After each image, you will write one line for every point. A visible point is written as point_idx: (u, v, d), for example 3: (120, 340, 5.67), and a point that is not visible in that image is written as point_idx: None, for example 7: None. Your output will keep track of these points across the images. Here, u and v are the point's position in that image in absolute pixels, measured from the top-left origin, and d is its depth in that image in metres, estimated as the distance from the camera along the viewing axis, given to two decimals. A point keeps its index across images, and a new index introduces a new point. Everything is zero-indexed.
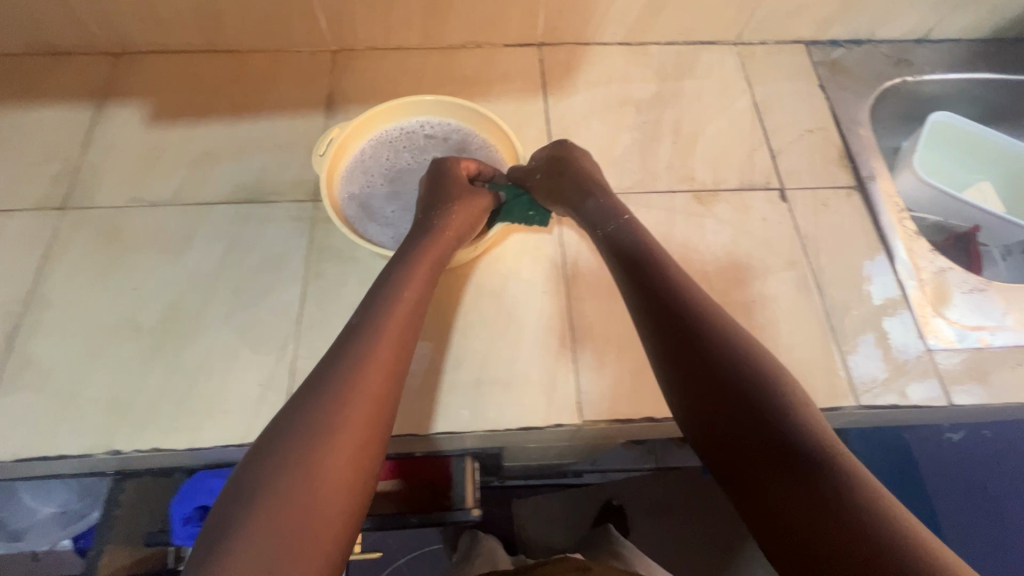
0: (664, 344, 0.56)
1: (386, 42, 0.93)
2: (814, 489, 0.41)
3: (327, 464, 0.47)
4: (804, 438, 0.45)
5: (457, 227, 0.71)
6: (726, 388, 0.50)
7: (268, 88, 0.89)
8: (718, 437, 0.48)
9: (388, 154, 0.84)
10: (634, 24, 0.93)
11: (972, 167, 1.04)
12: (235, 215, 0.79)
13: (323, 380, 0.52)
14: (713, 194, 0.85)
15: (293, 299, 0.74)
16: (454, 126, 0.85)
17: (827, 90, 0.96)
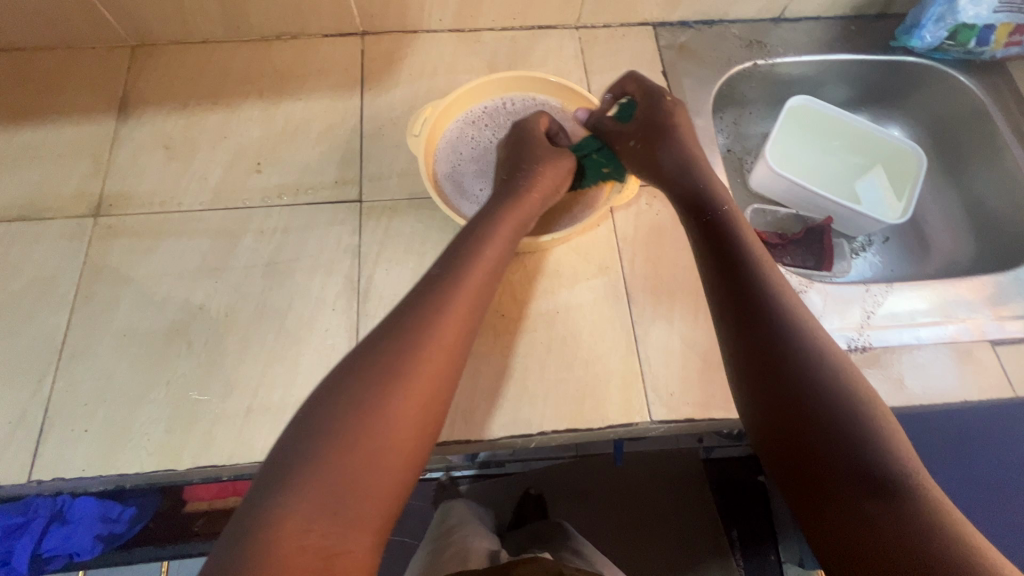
0: (727, 315, 0.59)
1: (190, 35, 0.85)
2: (858, 469, 0.47)
3: (398, 429, 0.50)
4: (852, 423, 0.49)
5: (542, 186, 0.70)
6: (779, 366, 0.53)
7: (57, 89, 0.82)
8: (768, 410, 0.53)
9: (470, 132, 0.79)
10: (457, 9, 0.86)
11: (843, 152, 0.99)
12: (5, 235, 0.73)
13: (399, 345, 0.53)
14: None
15: (57, 326, 0.69)
16: (530, 98, 0.81)
17: (670, 76, 0.90)
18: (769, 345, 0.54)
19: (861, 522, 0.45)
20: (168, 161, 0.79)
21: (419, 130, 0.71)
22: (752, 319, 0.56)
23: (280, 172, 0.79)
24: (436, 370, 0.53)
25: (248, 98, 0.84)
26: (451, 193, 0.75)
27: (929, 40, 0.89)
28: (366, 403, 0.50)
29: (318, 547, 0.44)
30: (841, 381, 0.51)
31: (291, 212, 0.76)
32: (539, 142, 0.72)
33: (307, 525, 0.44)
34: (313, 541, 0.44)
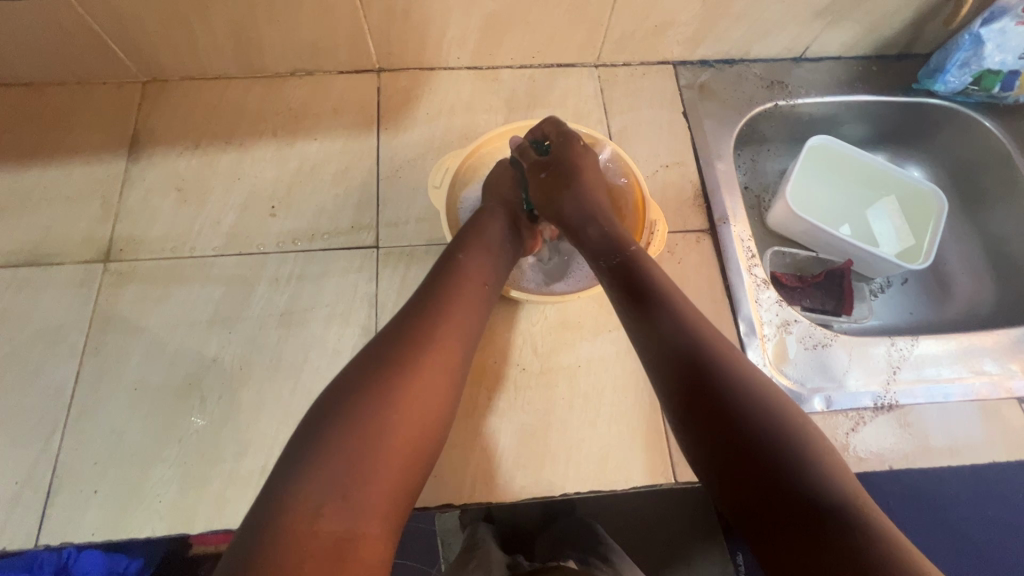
0: (637, 311, 0.54)
1: (202, 71, 0.84)
2: (779, 460, 0.41)
3: (406, 415, 0.47)
4: (767, 412, 0.44)
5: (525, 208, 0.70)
6: (688, 358, 0.48)
7: (66, 126, 0.80)
8: (682, 405, 0.47)
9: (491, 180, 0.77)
10: (476, 47, 0.84)
11: (857, 192, 0.98)
12: (12, 281, 0.71)
13: (406, 334, 0.52)
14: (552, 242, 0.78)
15: (65, 379, 0.67)
16: None
17: (691, 116, 0.89)
18: (681, 336, 0.50)
19: (783, 508, 0.40)
20: (180, 203, 0.77)
21: (441, 181, 0.69)
22: (661, 314, 0.52)
23: (294, 215, 0.77)
24: (447, 364, 0.51)
25: (262, 136, 0.82)
26: None
27: (953, 84, 0.88)
28: (368, 385, 0.48)
29: (331, 534, 0.41)
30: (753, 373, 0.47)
31: (306, 258, 0.75)
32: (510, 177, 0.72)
33: (319, 509, 0.42)
34: (326, 526, 0.41)
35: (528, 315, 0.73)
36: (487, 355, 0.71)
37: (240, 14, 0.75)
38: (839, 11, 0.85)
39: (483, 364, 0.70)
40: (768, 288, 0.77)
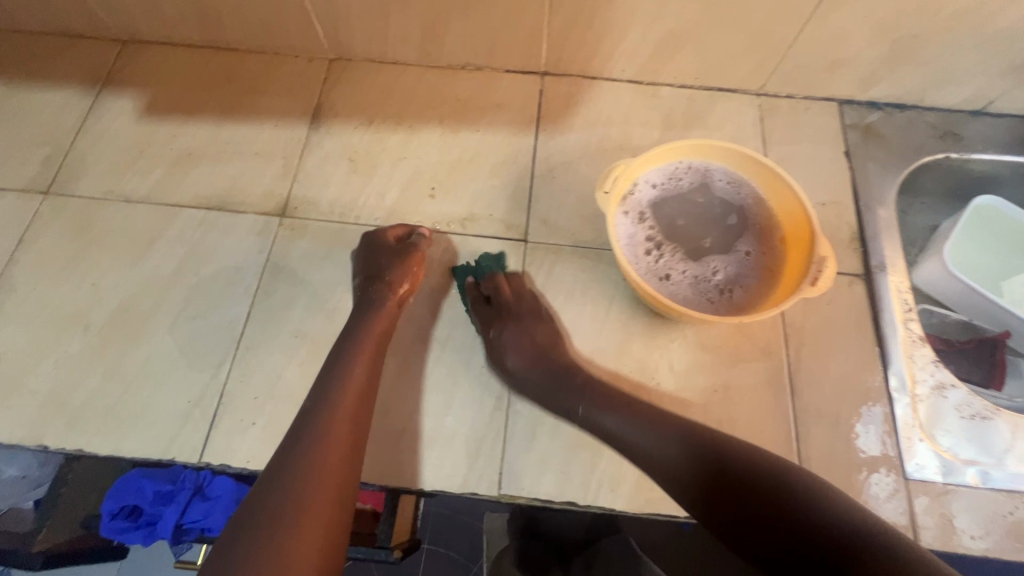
0: (644, 443, 0.53)
1: (383, 55, 0.90)
2: (826, 536, 0.41)
3: (310, 526, 0.47)
4: (827, 519, 0.42)
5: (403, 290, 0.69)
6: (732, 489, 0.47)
7: (261, 91, 0.89)
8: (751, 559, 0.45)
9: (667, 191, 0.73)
10: (644, 62, 0.86)
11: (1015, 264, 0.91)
12: (202, 220, 0.79)
13: (285, 464, 0.51)
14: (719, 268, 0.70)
15: (238, 317, 0.73)
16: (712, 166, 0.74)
17: (854, 157, 0.86)
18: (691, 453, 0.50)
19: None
20: (351, 174, 0.83)
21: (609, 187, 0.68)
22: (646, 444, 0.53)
23: (451, 200, 0.81)
24: (336, 476, 0.51)
25: (429, 122, 0.87)
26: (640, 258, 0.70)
27: None
28: (256, 518, 0.47)
29: None
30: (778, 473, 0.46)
31: (458, 242, 0.78)
32: (382, 248, 0.71)
33: None
34: None
35: (668, 331, 0.73)
36: (623, 364, 0.71)
37: (435, 7, 0.80)
38: None
39: (619, 371, 0.71)
40: (924, 346, 0.73)
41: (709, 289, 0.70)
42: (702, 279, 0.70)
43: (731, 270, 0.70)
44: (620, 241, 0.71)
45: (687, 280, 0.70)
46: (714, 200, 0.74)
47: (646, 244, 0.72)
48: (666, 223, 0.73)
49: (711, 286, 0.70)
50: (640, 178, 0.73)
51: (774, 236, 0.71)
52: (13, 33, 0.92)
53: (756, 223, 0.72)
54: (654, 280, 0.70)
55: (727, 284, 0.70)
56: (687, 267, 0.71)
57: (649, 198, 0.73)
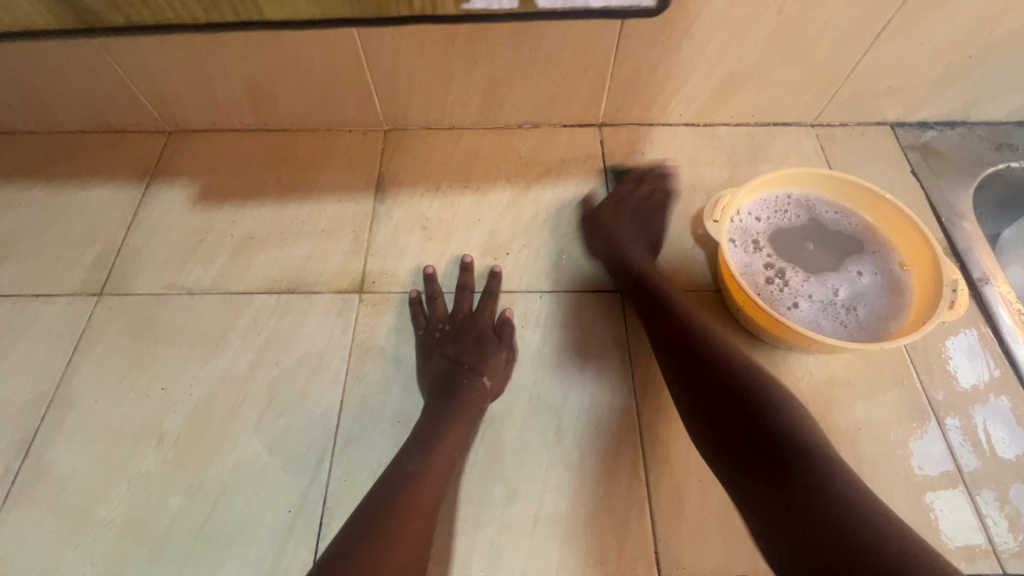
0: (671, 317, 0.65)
1: (441, 122, 0.89)
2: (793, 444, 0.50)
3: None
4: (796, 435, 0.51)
5: (489, 370, 0.66)
6: (746, 418, 0.53)
7: (319, 168, 0.87)
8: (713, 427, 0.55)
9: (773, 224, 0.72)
10: (703, 105, 0.87)
11: None
12: (276, 306, 0.74)
13: (368, 535, 0.49)
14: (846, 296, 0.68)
15: (330, 407, 0.66)
16: (810, 197, 0.73)
17: (921, 176, 0.87)
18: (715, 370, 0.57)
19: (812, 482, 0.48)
20: (426, 241, 0.79)
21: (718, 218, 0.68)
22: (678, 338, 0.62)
23: (535, 256, 0.78)
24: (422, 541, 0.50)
25: (497, 181, 0.85)
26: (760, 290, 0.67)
27: None
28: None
29: None
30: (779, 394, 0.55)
31: (553, 299, 0.74)
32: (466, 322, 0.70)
33: None
34: None
35: (791, 369, 0.69)
36: None
37: (497, 70, 0.80)
38: None
39: None
40: None
41: (835, 309, 0.67)
42: (828, 303, 0.67)
43: (852, 288, 0.68)
44: (738, 269, 0.68)
45: (811, 302, 0.67)
46: (818, 227, 0.72)
47: (763, 269, 0.69)
48: (779, 250, 0.71)
49: (837, 305, 0.67)
50: (744, 209, 0.72)
51: (890, 257, 0.69)
52: (51, 134, 0.89)
53: (866, 244, 0.71)
54: (780, 306, 0.67)
55: (851, 302, 0.67)
56: (810, 289, 0.68)
57: (756, 228, 0.72)
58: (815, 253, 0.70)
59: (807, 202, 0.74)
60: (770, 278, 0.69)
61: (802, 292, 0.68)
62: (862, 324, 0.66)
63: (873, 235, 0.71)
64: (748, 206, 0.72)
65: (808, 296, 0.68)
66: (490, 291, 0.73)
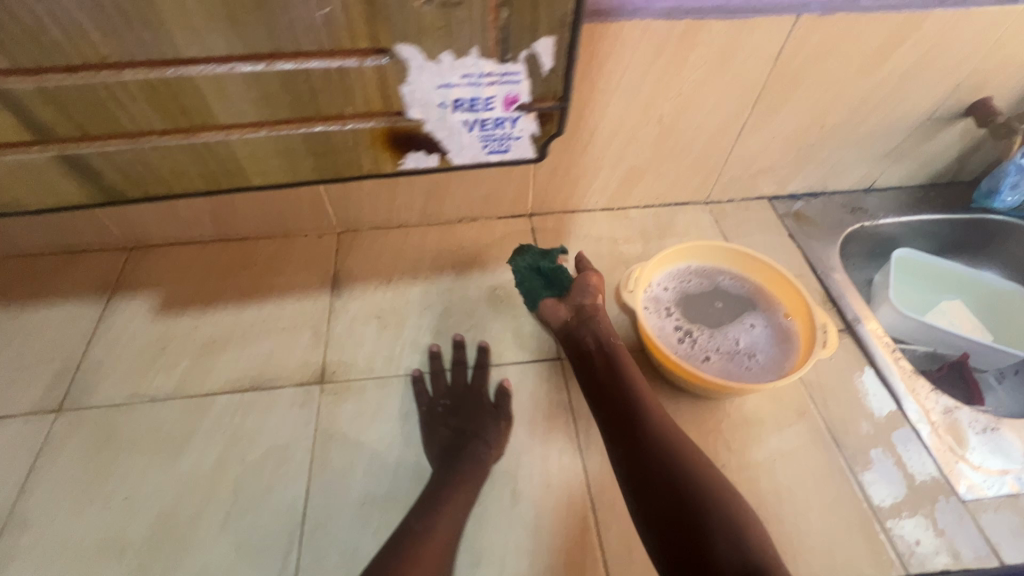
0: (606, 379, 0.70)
1: (389, 222, 1.00)
2: (701, 501, 0.57)
3: None
4: (704, 491, 0.58)
5: (493, 436, 0.74)
6: (676, 488, 0.58)
7: (277, 270, 0.94)
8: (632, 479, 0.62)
9: (681, 291, 0.86)
10: (613, 193, 1.03)
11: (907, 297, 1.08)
12: (239, 404, 0.78)
13: None
14: (746, 344, 0.81)
15: (296, 497, 0.69)
16: (709, 265, 0.88)
17: (797, 238, 1.04)
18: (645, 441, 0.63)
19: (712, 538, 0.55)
20: (381, 329, 0.87)
21: (632, 287, 0.80)
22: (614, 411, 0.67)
23: (482, 334, 0.87)
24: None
25: (443, 270, 0.95)
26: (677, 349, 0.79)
27: (1008, 202, 1.06)
28: None
29: None
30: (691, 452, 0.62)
31: (500, 371, 0.82)
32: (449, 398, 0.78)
33: None
34: None
35: (713, 412, 0.79)
36: None
37: (435, 177, 0.93)
38: (902, 151, 1.06)
39: None
40: (920, 377, 0.83)
41: (738, 357, 0.79)
42: (731, 351, 0.80)
43: (750, 339, 0.81)
44: (654, 332, 0.80)
45: (718, 353, 0.80)
46: (718, 291, 0.86)
47: (675, 330, 0.82)
48: (687, 313, 0.84)
49: (739, 354, 0.80)
50: (654, 281, 0.85)
51: (777, 309, 0.83)
52: (11, 259, 0.93)
53: (758, 300, 0.85)
54: (692, 360, 0.79)
55: (750, 349, 0.80)
56: (715, 342, 0.81)
57: (667, 297, 0.85)
58: (717, 312, 0.84)
59: (706, 270, 0.88)
60: (684, 337, 0.81)
61: (711, 345, 0.81)
62: (763, 366, 0.79)
63: (763, 292, 0.85)
64: (659, 278, 0.86)
65: (716, 348, 0.81)
66: (482, 365, 0.82)
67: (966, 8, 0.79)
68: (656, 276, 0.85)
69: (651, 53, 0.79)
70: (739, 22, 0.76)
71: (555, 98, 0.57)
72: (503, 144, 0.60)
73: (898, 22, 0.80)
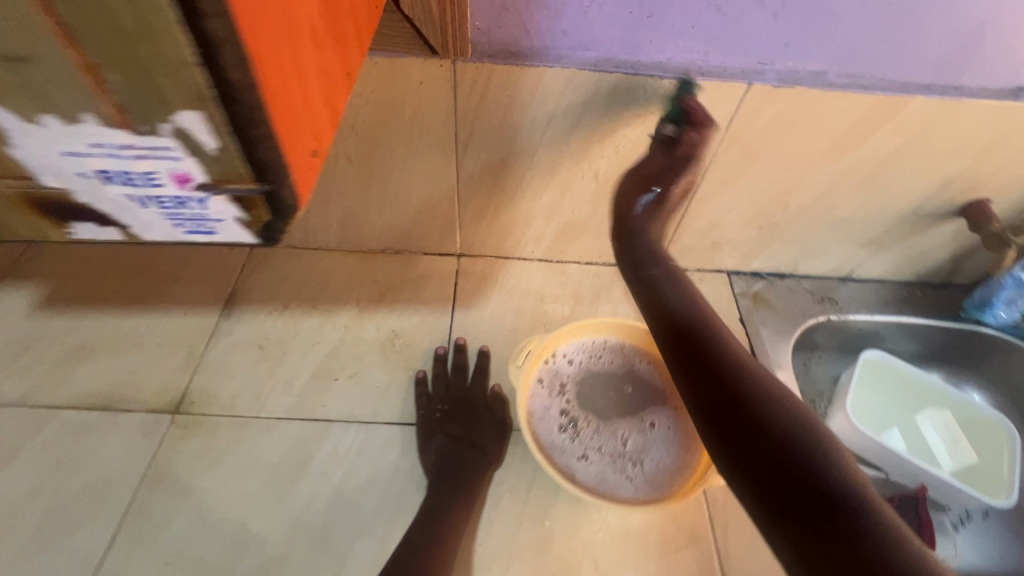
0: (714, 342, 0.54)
1: (305, 243, 0.93)
2: (838, 494, 0.41)
3: None
4: (832, 480, 0.42)
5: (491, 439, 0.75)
6: (799, 481, 0.43)
7: (174, 279, 0.89)
8: (728, 458, 0.47)
9: (586, 369, 0.76)
10: (550, 245, 0.94)
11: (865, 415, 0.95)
12: (81, 423, 0.72)
13: None
14: (637, 448, 0.70)
15: (100, 543, 0.64)
16: (625, 346, 0.77)
17: (749, 323, 0.93)
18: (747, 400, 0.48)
19: (857, 543, 0.38)
20: (258, 362, 0.80)
21: (522, 361, 0.72)
22: (711, 358, 0.53)
23: (363, 385, 0.79)
24: None
25: (346, 304, 0.88)
26: (551, 438, 0.70)
27: (1002, 317, 0.93)
28: None
29: None
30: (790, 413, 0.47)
31: (369, 430, 0.75)
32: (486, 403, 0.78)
33: None
34: None
35: (591, 519, 0.69)
36: (542, 567, 0.66)
37: (350, 204, 0.86)
38: (885, 243, 0.93)
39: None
40: None
41: (622, 462, 0.69)
42: (616, 454, 0.70)
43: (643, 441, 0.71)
44: (534, 417, 0.71)
45: (601, 453, 0.70)
46: (627, 376, 0.76)
47: (561, 418, 0.72)
48: (582, 397, 0.74)
49: (624, 458, 0.70)
50: (558, 352, 0.76)
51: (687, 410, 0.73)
52: None
53: (669, 395, 0.74)
54: (566, 458, 0.69)
55: (639, 454, 0.70)
56: (600, 440, 0.71)
57: (568, 373, 0.75)
58: (617, 403, 0.74)
59: (622, 350, 0.77)
60: (567, 425, 0.71)
61: (595, 441, 0.71)
62: (647, 478, 0.68)
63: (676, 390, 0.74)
64: (564, 348, 0.76)
65: (601, 446, 0.70)
66: (460, 366, 0.81)
67: (955, 99, 0.68)
68: (561, 345, 0.76)
69: (579, 105, 0.70)
70: (679, 85, 0.67)
71: (251, 180, 0.34)
72: (203, 223, 0.37)
73: (870, 105, 0.69)
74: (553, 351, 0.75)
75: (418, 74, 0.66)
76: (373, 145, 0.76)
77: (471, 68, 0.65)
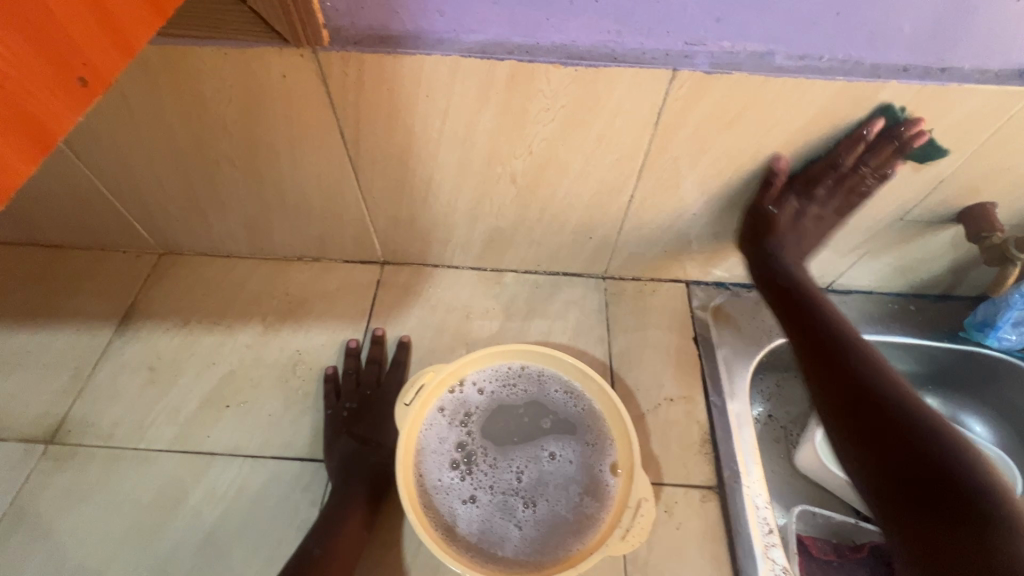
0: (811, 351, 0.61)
1: (215, 249, 0.86)
2: (915, 441, 0.49)
3: None
4: (905, 433, 0.50)
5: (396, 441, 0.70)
6: (908, 458, 0.48)
7: (73, 290, 0.83)
8: (849, 451, 0.52)
9: (494, 396, 0.66)
10: (480, 253, 0.83)
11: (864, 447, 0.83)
12: None
13: None
14: (537, 491, 0.61)
15: None
16: (545, 372, 0.67)
17: (703, 341, 0.80)
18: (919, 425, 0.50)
19: (943, 469, 0.45)
20: (146, 385, 0.74)
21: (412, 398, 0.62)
22: (841, 378, 0.57)
23: (254, 413, 0.72)
24: None
25: (252, 319, 0.81)
26: (435, 474, 0.61)
27: (1009, 341, 0.78)
28: None
29: None
30: (894, 392, 0.54)
31: (252, 466, 0.68)
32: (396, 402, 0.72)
33: None
34: None
35: None
36: None
37: (251, 210, 0.77)
38: (872, 251, 0.79)
39: None
40: None
41: (513, 504, 0.61)
42: (511, 499, 0.61)
43: (542, 482, 0.62)
44: (423, 449, 0.62)
45: (491, 495, 0.61)
46: (542, 407, 0.66)
47: (453, 452, 0.63)
48: (484, 430, 0.64)
49: (515, 500, 0.61)
50: (467, 378, 0.66)
51: (603, 456, 0.62)
52: None
53: (584, 432, 0.64)
54: (449, 498, 0.60)
55: (534, 496, 0.61)
56: (492, 479, 0.62)
57: (474, 401, 0.66)
58: (524, 439, 0.64)
59: (542, 378, 0.67)
60: (459, 460, 0.62)
61: (489, 480, 0.62)
62: (539, 529, 0.59)
63: (598, 427, 0.64)
64: (473, 372, 0.66)
65: (494, 486, 0.61)
66: (375, 361, 0.75)
67: (941, 84, 0.54)
68: (470, 368, 0.66)
69: (474, 99, 0.58)
70: (589, 73, 0.55)
71: None
72: None
73: (833, 93, 0.55)
74: (455, 377, 0.65)
75: (278, 65, 0.56)
76: (254, 147, 0.66)
77: (336, 58, 0.55)
